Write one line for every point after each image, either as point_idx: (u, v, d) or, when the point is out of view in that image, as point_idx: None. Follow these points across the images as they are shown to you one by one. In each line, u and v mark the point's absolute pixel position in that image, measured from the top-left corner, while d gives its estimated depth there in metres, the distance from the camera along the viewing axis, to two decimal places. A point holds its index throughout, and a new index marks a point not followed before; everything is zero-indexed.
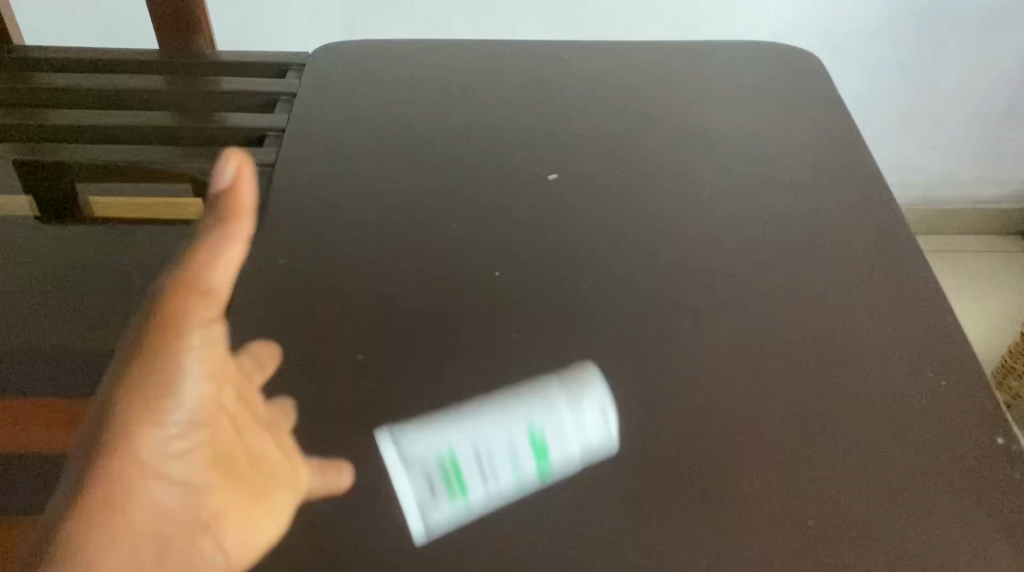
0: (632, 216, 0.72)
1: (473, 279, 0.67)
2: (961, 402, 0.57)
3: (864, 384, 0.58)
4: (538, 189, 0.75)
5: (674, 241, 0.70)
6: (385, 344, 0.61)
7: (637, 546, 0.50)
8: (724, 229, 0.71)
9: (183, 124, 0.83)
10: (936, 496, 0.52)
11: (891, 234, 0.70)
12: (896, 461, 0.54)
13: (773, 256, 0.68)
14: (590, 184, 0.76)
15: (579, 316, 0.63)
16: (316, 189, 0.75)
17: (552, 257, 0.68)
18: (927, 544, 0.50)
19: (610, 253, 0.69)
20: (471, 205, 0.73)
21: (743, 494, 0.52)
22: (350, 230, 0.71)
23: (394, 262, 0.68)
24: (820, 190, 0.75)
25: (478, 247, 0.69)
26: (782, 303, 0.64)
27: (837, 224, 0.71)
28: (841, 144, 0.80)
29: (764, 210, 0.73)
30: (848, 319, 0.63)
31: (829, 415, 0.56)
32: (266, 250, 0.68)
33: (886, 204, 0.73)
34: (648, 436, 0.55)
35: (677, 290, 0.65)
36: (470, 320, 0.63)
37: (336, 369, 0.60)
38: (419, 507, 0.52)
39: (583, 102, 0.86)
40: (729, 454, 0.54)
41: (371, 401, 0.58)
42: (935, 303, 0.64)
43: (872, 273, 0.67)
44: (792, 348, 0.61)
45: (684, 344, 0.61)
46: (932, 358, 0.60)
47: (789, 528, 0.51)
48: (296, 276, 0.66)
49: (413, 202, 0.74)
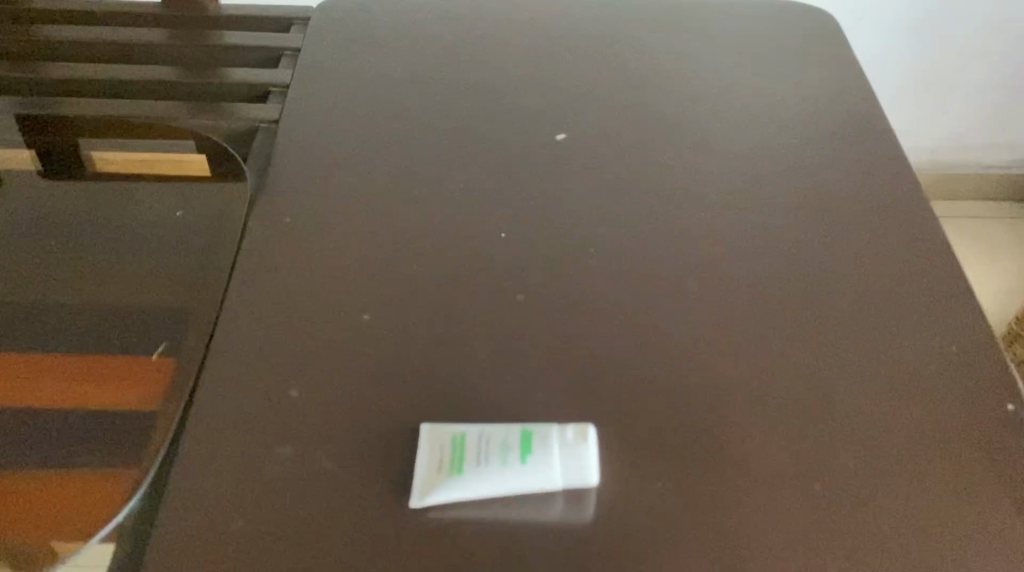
0: (641, 178, 0.71)
1: (481, 241, 0.66)
2: (970, 368, 0.57)
3: (873, 350, 0.58)
4: (547, 148, 0.74)
5: (685, 203, 0.69)
6: (392, 305, 0.61)
7: (643, 505, 0.50)
8: (734, 190, 0.70)
9: (186, 79, 0.82)
10: (943, 461, 0.52)
11: (904, 197, 0.69)
12: (904, 427, 0.54)
13: (784, 219, 0.68)
14: (600, 145, 0.75)
15: (586, 278, 0.63)
16: (323, 148, 0.74)
17: (560, 218, 0.68)
18: (934, 507, 0.50)
19: (618, 214, 0.68)
20: (479, 165, 0.73)
21: (750, 457, 0.52)
22: (357, 189, 0.70)
23: (400, 221, 0.68)
24: (832, 152, 0.74)
25: (486, 207, 0.69)
26: (791, 267, 0.64)
27: (849, 186, 0.70)
28: (855, 106, 0.79)
29: (776, 172, 0.72)
30: (857, 284, 0.62)
31: (836, 379, 0.56)
32: (272, 210, 0.68)
33: (900, 167, 0.72)
34: (653, 398, 0.55)
35: (685, 252, 0.65)
36: (477, 281, 0.63)
37: (341, 329, 0.60)
38: (420, 485, 0.50)
39: (593, 61, 0.84)
40: (735, 417, 0.54)
41: (378, 361, 0.58)
42: (947, 268, 0.64)
43: (883, 238, 0.66)
44: (800, 311, 0.60)
45: (691, 306, 0.61)
46: (942, 324, 0.60)
47: (797, 489, 0.50)
48: (303, 235, 0.66)
49: (420, 161, 0.73)
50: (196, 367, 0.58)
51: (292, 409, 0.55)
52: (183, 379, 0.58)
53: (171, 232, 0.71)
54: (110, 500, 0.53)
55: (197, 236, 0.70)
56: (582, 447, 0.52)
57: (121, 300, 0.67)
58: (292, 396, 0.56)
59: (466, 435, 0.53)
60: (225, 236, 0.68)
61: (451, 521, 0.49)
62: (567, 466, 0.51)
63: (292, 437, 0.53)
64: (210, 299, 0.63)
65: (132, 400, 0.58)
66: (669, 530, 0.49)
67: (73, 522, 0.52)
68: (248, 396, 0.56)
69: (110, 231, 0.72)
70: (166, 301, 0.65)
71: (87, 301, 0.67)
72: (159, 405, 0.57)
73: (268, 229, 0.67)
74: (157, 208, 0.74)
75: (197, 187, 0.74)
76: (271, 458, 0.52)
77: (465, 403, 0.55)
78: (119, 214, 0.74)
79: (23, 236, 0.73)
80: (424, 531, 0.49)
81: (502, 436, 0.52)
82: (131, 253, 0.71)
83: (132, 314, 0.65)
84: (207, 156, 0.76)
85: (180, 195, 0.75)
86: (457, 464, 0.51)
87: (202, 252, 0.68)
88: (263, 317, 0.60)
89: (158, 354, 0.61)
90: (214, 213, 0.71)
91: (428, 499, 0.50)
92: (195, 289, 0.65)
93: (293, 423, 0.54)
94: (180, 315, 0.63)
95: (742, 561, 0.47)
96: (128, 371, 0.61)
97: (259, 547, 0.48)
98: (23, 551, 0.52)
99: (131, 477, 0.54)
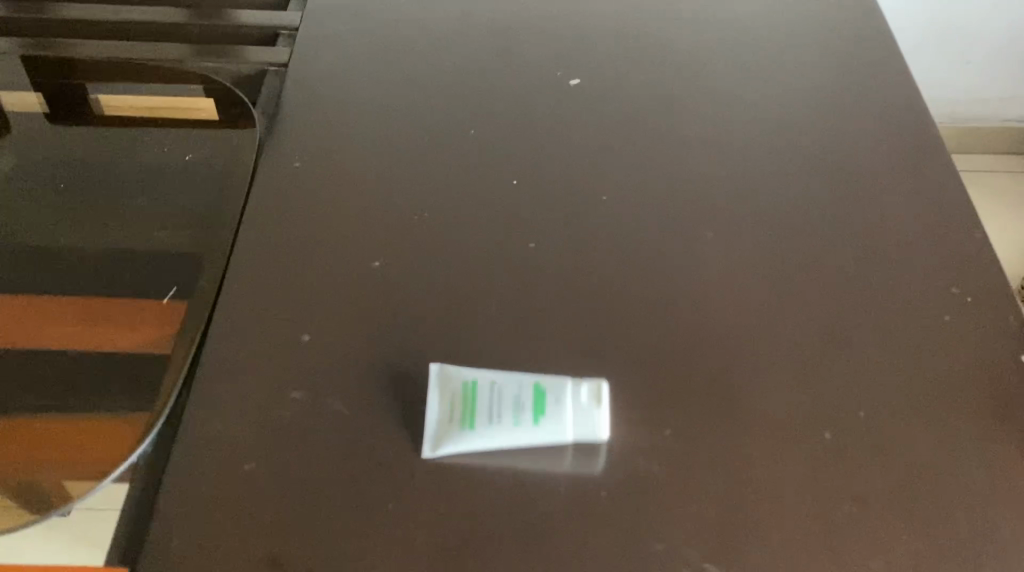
0: (654, 126, 0.71)
1: (492, 188, 0.66)
2: (982, 319, 0.57)
3: (884, 302, 0.58)
4: (559, 95, 0.73)
5: (699, 151, 0.68)
6: (402, 252, 0.61)
7: (654, 452, 0.50)
8: (749, 139, 0.69)
9: (194, 21, 0.80)
10: (955, 411, 0.52)
11: (921, 147, 0.68)
12: (915, 377, 0.54)
13: (798, 169, 0.67)
14: (613, 91, 0.74)
15: (598, 228, 0.63)
16: (333, 93, 0.73)
17: (573, 166, 0.67)
18: (945, 456, 0.50)
19: (631, 162, 0.68)
20: (490, 111, 0.72)
21: (759, 406, 0.52)
22: (368, 135, 0.70)
23: (411, 167, 0.67)
24: (849, 101, 0.73)
25: (497, 154, 0.68)
26: (804, 218, 0.63)
27: (865, 136, 0.69)
28: (874, 54, 0.78)
29: (792, 120, 0.71)
30: (871, 236, 0.62)
31: (845, 331, 0.56)
32: (282, 156, 0.68)
33: (918, 116, 0.71)
34: (664, 349, 0.55)
35: (698, 202, 0.64)
36: (488, 229, 0.63)
37: (352, 276, 0.60)
38: (433, 435, 0.51)
39: (607, 5, 0.83)
40: (746, 368, 0.54)
41: (388, 308, 0.58)
42: (964, 218, 0.63)
43: (899, 188, 0.65)
44: (812, 264, 0.60)
45: (703, 257, 0.61)
46: (956, 275, 0.59)
47: (805, 438, 0.51)
48: (313, 181, 0.66)
49: (431, 106, 0.72)
50: (207, 312, 0.58)
51: (302, 353, 0.55)
52: (195, 324, 0.58)
53: (180, 177, 0.71)
54: (123, 442, 0.53)
55: (206, 181, 0.69)
56: (595, 409, 0.51)
57: (132, 245, 0.66)
58: (304, 341, 0.56)
59: (477, 386, 0.53)
60: (234, 180, 0.68)
61: (460, 464, 0.50)
62: (579, 423, 0.51)
63: (305, 382, 0.54)
64: (220, 244, 0.63)
65: (143, 344, 0.58)
66: (680, 477, 0.49)
67: (86, 462, 0.52)
68: (260, 342, 0.56)
69: (119, 176, 0.72)
70: (176, 246, 0.65)
71: (97, 245, 0.67)
72: (171, 349, 0.57)
73: (278, 177, 0.66)
74: (165, 151, 0.73)
75: (206, 130, 0.74)
76: (284, 402, 0.53)
77: (477, 351, 0.55)
78: (127, 158, 0.73)
79: (32, 180, 0.72)
80: (434, 473, 0.49)
81: (513, 386, 0.52)
82: (141, 199, 0.70)
83: (141, 259, 0.65)
84: (215, 99, 0.75)
85: (188, 137, 0.74)
86: (468, 415, 0.51)
87: (212, 198, 0.68)
88: (274, 264, 0.60)
89: (169, 298, 0.61)
90: (223, 157, 0.71)
91: (438, 450, 0.50)
92: (205, 235, 0.65)
93: (306, 368, 0.54)
94: (191, 260, 0.63)
95: (749, 507, 0.48)
96: (138, 314, 0.61)
97: (270, 488, 0.49)
98: (32, 487, 0.52)
99: (144, 420, 0.54)
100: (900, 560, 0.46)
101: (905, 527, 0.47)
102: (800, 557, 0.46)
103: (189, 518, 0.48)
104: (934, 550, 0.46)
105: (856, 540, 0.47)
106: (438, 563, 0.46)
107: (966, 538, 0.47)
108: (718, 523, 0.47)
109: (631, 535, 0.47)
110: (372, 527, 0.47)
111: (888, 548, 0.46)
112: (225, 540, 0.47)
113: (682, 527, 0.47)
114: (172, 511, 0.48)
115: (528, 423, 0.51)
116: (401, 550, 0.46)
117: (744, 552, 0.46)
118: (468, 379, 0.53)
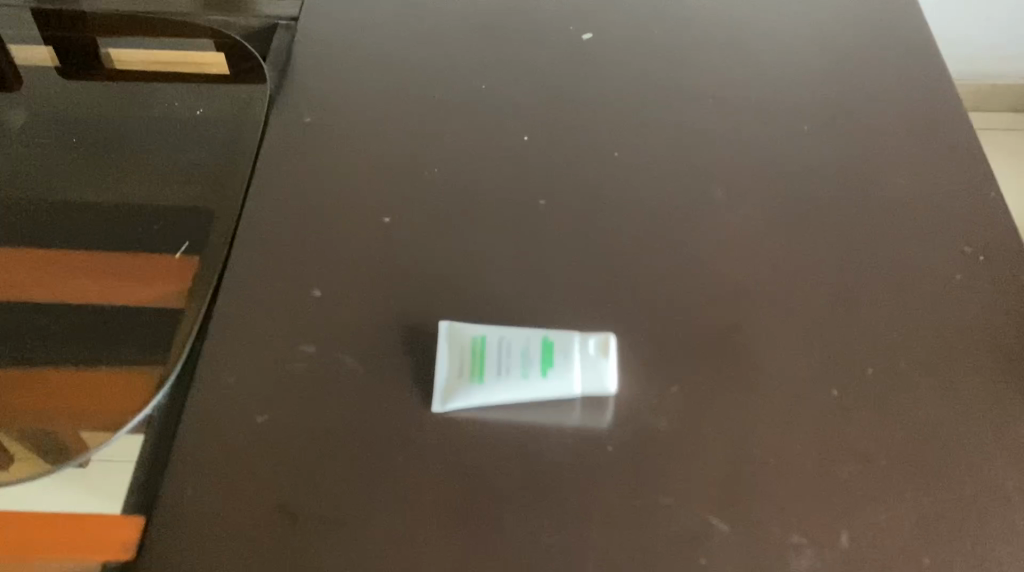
0: (667, 81, 0.70)
1: (503, 143, 0.65)
2: (994, 279, 0.57)
3: (896, 261, 0.58)
4: (571, 49, 0.73)
5: (712, 107, 0.68)
6: (412, 208, 0.61)
7: (662, 409, 0.51)
8: (763, 95, 0.68)
9: None
10: (963, 370, 0.52)
11: (937, 105, 0.68)
12: (924, 336, 0.54)
13: (812, 126, 0.66)
14: (626, 46, 0.73)
15: (609, 184, 0.63)
16: (343, 47, 0.73)
17: (584, 122, 0.67)
18: (952, 415, 0.50)
19: (644, 118, 0.67)
20: (501, 66, 0.71)
21: (768, 363, 0.52)
22: (378, 89, 0.69)
23: (421, 123, 0.67)
24: (865, 57, 0.72)
25: (508, 109, 0.68)
26: (817, 175, 0.63)
27: (880, 93, 0.68)
28: (892, 9, 0.76)
29: (807, 76, 0.70)
30: (884, 194, 0.61)
31: (856, 290, 0.56)
32: (293, 110, 0.68)
33: (935, 73, 0.70)
34: (673, 306, 0.55)
35: (710, 159, 0.64)
36: (498, 185, 0.63)
37: (363, 232, 0.60)
38: (442, 390, 0.51)
39: None
40: (755, 326, 0.54)
41: (398, 263, 0.58)
42: (979, 177, 0.62)
43: (914, 146, 0.64)
44: (824, 222, 0.60)
45: (714, 214, 0.61)
46: (969, 234, 0.59)
47: (813, 395, 0.51)
48: (323, 136, 0.66)
49: (442, 61, 0.71)
50: (219, 268, 0.59)
51: (313, 307, 0.55)
52: (206, 280, 0.58)
53: (190, 133, 0.71)
54: (137, 395, 0.54)
55: (216, 137, 0.69)
56: (602, 359, 0.52)
57: (142, 199, 0.66)
58: (315, 297, 0.56)
59: (486, 340, 0.53)
60: (244, 135, 0.68)
61: (470, 418, 0.50)
62: (587, 375, 0.51)
63: (316, 336, 0.54)
64: (231, 200, 0.63)
65: (155, 299, 0.59)
66: (687, 433, 0.50)
67: (102, 415, 0.53)
68: (271, 297, 0.56)
69: (129, 130, 0.72)
70: (187, 200, 0.65)
71: (107, 198, 0.67)
72: (183, 305, 0.58)
73: (288, 131, 0.66)
74: (174, 106, 0.73)
75: (216, 85, 0.73)
76: (295, 356, 0.53)
77: (486, 307, 0.56)
78: (137, 112, 0.73)
79: (41, 133, 0.72)
80: (443, 427, 0.50)
81: (521, 340, 0.52)
82: (151, 153, 0.70)
83: (153, 212, 0.65)
84: (225, 53, 0.75)
85: (198, 93, 0.74)
86: (477, 369, 0.51)
87: (222, 154, 0.68)
88: (285, 219, 0.60)
89: (181, 253, 0.61)
90: (233, 113, 0.70)
91: (448, 405, 0.50)
92: (216, 190, 0.65)
93: (316, 323, 0.55)
94: (202, 216, 0.63)
95: (755, 463, 0.48)
96: (150, 269, 0.61)
97: (282, 440, 0.50)
98: (48, 438, 0.52)
99: (157, 375, 0.55)
100: (904, 517, 0.46)
101: (910, 484, 0.48)
102: (804, 513, 0.47)
103: (202, 469, 0.49)
104: (938, 507, 0.47)
105: (861, 497, 0.47)
106: (446, 515, 0.47)
107: (970, 496, 0.47)
108: (723, 478, 0.48)
109: (637, 489, 0.47)
110: (383, 479, 0.48)
111: (893, 505, 0.47)
112: (239, 490, 0.48)
113: (688, 483, 0.48)
114: (186, 462, 0.49)
115: (536, 376, 0.51)
116: (411, 502, 0.47)
117: (749, 508, 0.47)
118: (477, 333, 0.53)
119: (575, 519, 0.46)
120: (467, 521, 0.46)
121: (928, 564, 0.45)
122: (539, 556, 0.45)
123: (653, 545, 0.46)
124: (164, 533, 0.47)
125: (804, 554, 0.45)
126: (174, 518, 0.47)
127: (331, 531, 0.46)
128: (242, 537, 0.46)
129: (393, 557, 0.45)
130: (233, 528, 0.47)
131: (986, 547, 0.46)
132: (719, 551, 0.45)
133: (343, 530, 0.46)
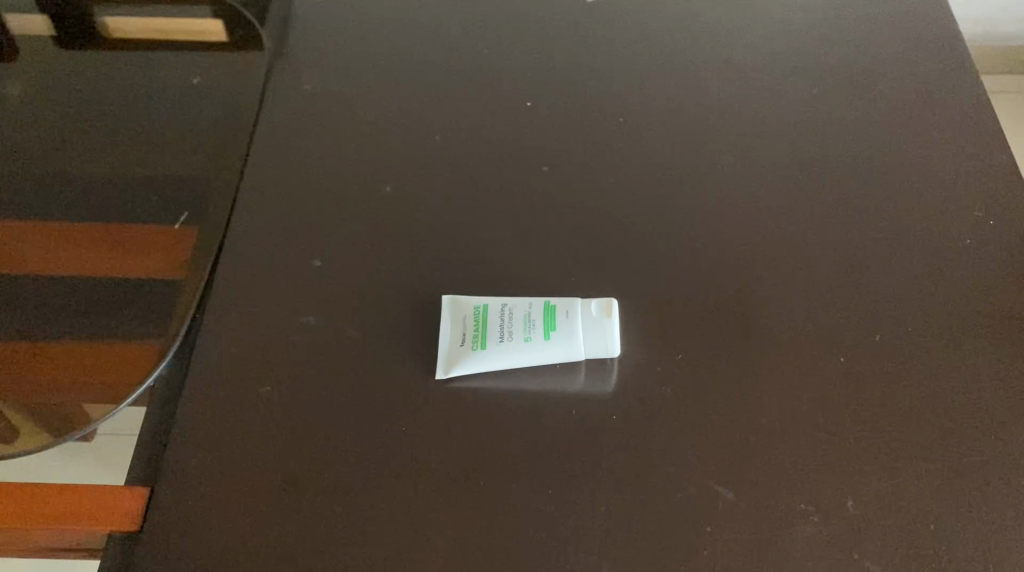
0: (673, 45, 0.68)
1: (506, 109, 0.64)
2: (1005, 245, 0.56)
3: (903, 226, 0.57)
4: (577, 13, 0.71)
5: (719, 73, 0.66)
6: (414, 176, 0.60)
7: (667, 375, 0.50)
8: (772, 56, 0.67)
9: None
10: (973, 334, 0.52)
11: (949, 69, 0.66)
12: (934, 301, 0.53)
13: (821, 89, 0.65)
14: (632, 10, 0.71)
15: (614, 149, 0.62)
16: (345, 13, 0.71)
17: (589, 87, 0.66)
18: (961, 379, 0.50)
19: (650, 82, 0.66)
20: (505, 30, 0.70)
21: (774, 330, 0.52)
22: (380, 55, 0.68)
23: (423, 89, 0.66)
24: (878, 19, 0.70)
25: (511, 75, 0.67)
26: (824, 140, 0.62)
27: (892, 55, 0.67)
28: None
29: (816, 37, 0.69)
30: (893, 158, 0.60)
31: (864, 255, 0.55)
32: (293, 79, 0.67)
33: (946, 34, 0.69)
34: (680, 274, 0.55)
35: (716, 122, 0.63)
36: (502, 151, 0.62)
37: (364, 200, 0.59)
38: (446, 362, 0.51)
39: None
40: (762, 292, 0.54)
41: (400, 232, 0.57)
42: (990, 139, 0.61)
43: (925, 110, 0.63)
44: (833, 187, 0.59)
45: (721, 179, 0.60)
46: (981, 197, 0.58)
47: (820, 362, 0.50)
48: (324, 105, 0.65)
49: (443, 26, 0.70)
50: (219, 239, 0.58)
51: (313, 278, 0.55)
52: (206, 251, 0.58)
53: (188, 102, 0.70)
54: (139, 367, 0.54)
55: (215, 107, 0.68)
56: (606, 320, 0.51)
57: (140, 169, 0.66)
58: (315, 267, 0.56)
59: (488, 308, 0.52)
60: (243, 104, 0.67)
61: (473, 386, 0.50)
62: (591, 339, 0.50)
63: (316, 307, 0.54)
64: (229, 169, 0.63)
65: (157, 271, 0.59)
66: (693, 399, 0.49)
67: (105, 388, 0.53)
68: (273, 268, 0.56)
69: (126, 99, 0.71)
70: (186, 171, 0.64)
71: (104, 168, 0.66)
72: (184, 276, 0.57)
73: (288, 100, 0.65)
74: (172, 74, 0.72)
75: (214, 55, 0.73)
76: (296, 327, 0.53)
77: (490, 276, 0.55)
78: (134, 81, 0.72)
79: (40, 103, 0.71)
80: (449, 397, 0.49)
81: (524, 306, 0.52)
82: (147, 121, 0.69)
83: (152, 182, 0.64)
84: (223, 21, 0.74)
85: (196, 61, 0.73)
86: (480, 337, 0.51)
87: (221, 122, 0.67)
88: (285, 189, 0.60)
89: (181, 224, 0.61)
90: (232, 83, 0.70)
91: (452, 371, 0.50)
92: (215, 159, 0.64)
93: (317, 292, 0.54)
94: (201, 185, 0.63)
95: (760, 430, 0.48)
96: (149, 240, 0.60)
97: (286, 409, 0.49)
98: (53, 412, 0.53)
99: (158, 347, 0.54)
100: (910, 483, 0.46)
101: (917, 450, 0.47)
102: (810, 480, 0.46)
103: (206, 440, 0.49)
104: (946, 473, 0.46)
105: (869, 465, 0.47)
106: (450, 483, 0.47)
107: (978, 462, 0.47)
108: (728, 446, 0.48)
109: (641, 458, 0.47)
110: (387, 448, 0.48)
111: (899, 471, 0.46)
112: (242, 462, 0.48)
113: (694, 450, 0.47)
114: (191, 434, 0.49)
115: (539, 341, 0.50)
116: (414, 472, 0.47)
117: (754, 475, 0.47)
118: (480, 302, 0.53)
119: (580, 489, 0.46)
120: (472, 489, 0.46)
121: (934, 531, 0.45)
122: (544, 525, 0.45)
123: (658, 512, 0.45)
124: (169, 504, 0.47)
125: (810, 522, 0.45)
126: (178, 488, 0.47)
127: (335, 501, 0.46)
128: (247, 508, 0.46)
129: (397, 527, 0.45)
130: (236, 497, 0.47)
131: (995, 513, 0.45)
132: (724, 518, 0.45)
133: (348, 500, 0.46)
